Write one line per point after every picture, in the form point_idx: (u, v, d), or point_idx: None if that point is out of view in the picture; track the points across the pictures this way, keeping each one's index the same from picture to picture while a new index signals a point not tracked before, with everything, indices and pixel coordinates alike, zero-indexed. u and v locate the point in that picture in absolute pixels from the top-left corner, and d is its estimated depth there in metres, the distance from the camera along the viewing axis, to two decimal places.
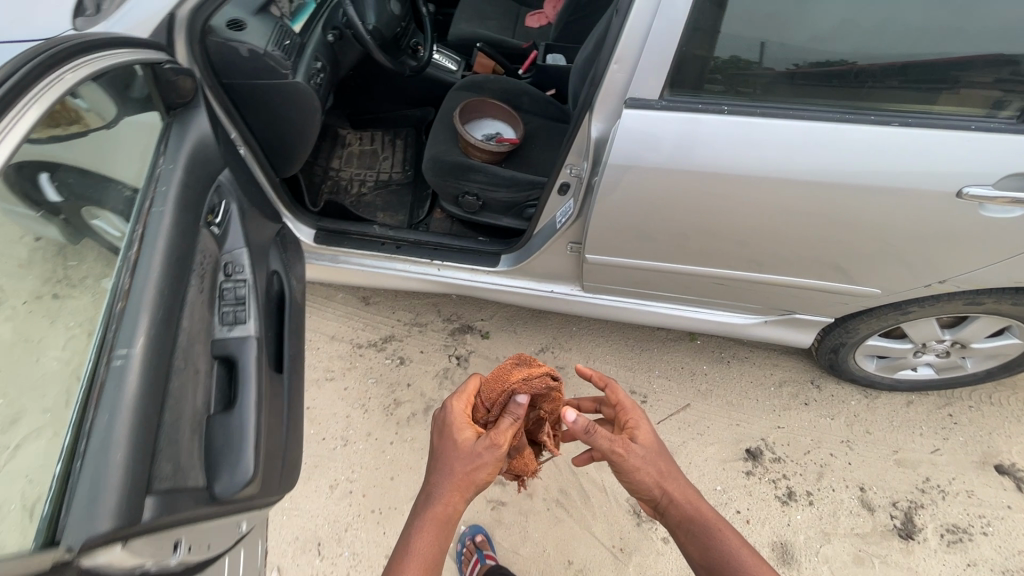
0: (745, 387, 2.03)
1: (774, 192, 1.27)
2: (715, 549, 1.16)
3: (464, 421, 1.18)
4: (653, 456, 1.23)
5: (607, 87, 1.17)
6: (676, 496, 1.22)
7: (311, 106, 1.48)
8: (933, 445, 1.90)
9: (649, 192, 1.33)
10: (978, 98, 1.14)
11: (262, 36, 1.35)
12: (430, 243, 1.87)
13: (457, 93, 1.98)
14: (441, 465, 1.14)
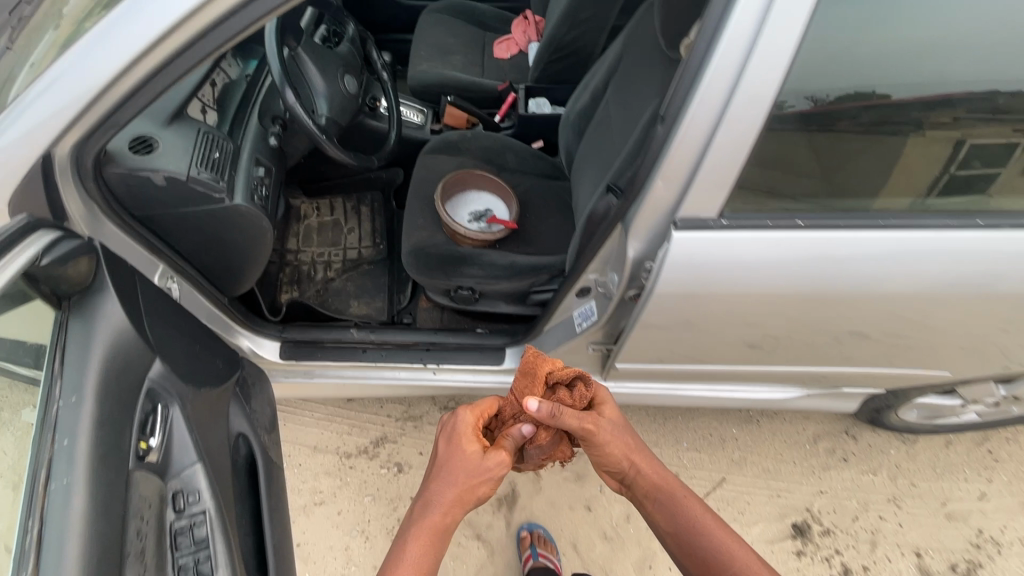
0: (780, 449, 1.87)
1: (847, 300, 1.05)
2: (693, 529, 1.06)
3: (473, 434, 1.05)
4: (622, 430, 1.09)
5: (648, 207, 0.92)
6: (647, 471, 1.11)
7: (261, 225, 1.16)
8: (979, 490, 1.80)
9: (702, 308, 1.07)
10: None
11: (181, 156, 1.03)
12: (420, 343, 1.59)
13: (429, 159, 1.67)
14: (447, 477, 1.02)
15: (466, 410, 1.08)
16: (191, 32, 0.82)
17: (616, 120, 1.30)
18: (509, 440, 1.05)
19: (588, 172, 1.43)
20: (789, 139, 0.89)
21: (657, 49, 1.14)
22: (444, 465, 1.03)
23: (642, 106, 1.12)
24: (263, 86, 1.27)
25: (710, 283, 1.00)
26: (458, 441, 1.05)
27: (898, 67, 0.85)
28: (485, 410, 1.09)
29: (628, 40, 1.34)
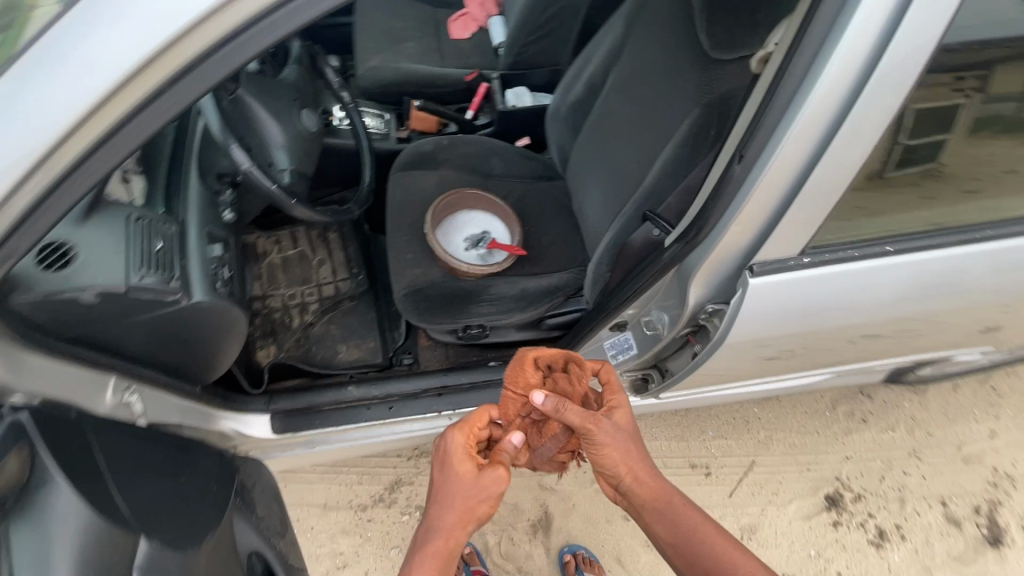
0: (802, 421, 1.85)
1: (904, 315, 0.97)
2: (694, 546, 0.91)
3: (465, 453, 0.88)
4: (622, 437, 0.89)
5: (716, 253, 0.77)
6: (646, 480, 0.91)
7: (232, 317, 0.94)
8: (989, 428, 1.85)
9: (771, 339, 0.93)
10: None
11: (114, 259, 0.79)
12: (430, 388, 1.43)
13: (405, 177, 1.44)
14: (442, 504, 0.86)
15: (455, 427, 0.90)
16: (115, 116, 0.60)
17: (626, 125, 1.13)
18: (506, 451, 0.87)
19: (593, 182, 1.26)
20: (883, 153, 0.74)
21: (681, 42, 0.97)
22: (436, 491, 0.88)
23: (674, 114, 0.96)
24: (198, 134, 1.01)
25: (784, 319, 0.87)
26: (446, 463, 0.89)
27: (994, 53, 0.71)
28: (478, 422, 0.90)
29: (632, 26, 1.15)
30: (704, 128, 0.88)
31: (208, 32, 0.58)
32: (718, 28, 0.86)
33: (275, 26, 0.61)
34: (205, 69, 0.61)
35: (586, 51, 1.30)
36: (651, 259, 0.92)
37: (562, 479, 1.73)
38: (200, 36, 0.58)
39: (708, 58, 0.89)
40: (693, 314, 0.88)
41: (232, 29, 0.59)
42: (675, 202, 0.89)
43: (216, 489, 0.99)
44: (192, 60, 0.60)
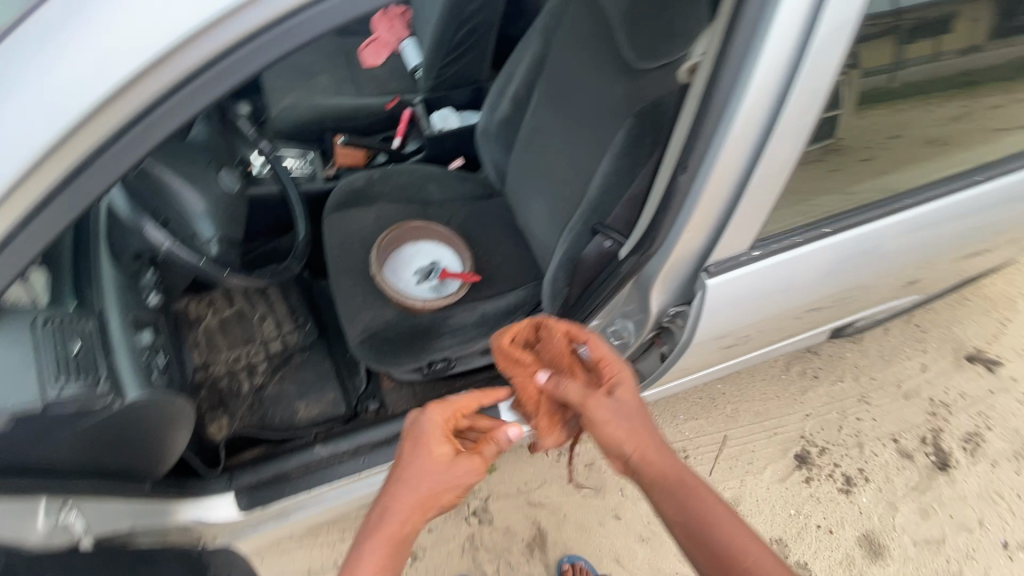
0: (762, 388, 1.95)
1: (831, 286, 1.06)
2: (700, 527, 0.84)
3: (441, 436, 0.85)
4: (626, 413, 0.88)
5: (672, 260, 0.78)
6: (648, 451, 0.88)
7: (176, 410, 0.86)
8: (921, 362, 2.01)
9: (721, 332, 1.00)
10: (1005, 110, 0.99)
11: (25, 374, 0.69)
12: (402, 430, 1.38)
13: (341, 218, 1.37)
14: (406, 482, 0.82)
15: (435, 403, 0.88)
16: (20, 212, 0.59)
17: (558, 140, 1.14)
18: (490, 446, 0.87)
19: (534, 198, 1.26)
20: (813, 144, 0.77)
21: (603, 54, 0.98)
22: (408, 468, 0.83)
23: (607, 126, 0.97)
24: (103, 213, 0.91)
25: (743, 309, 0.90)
26: (420, 442, 0.85)
27: (891, 34, 0.76)
28: (462, 407, 0.89)
29: (548, 42, 1.15)
30: (639, 136, 0.88)
31: (104, 121, 0.56)
32: (638, 39, 0.87)
33: (179, 107, 0.58)
34: (109, 157, 0.59)
35: (508, 68, 1.29)
36: (608, 271, 0.92)
37: (549, 491, 1.73)
38: (97, 125, 0.56)
39: (633, 68, 0.90)
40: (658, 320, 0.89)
41: (131, 116, 0.57)
42: (623, 213, 0.90)
43: None
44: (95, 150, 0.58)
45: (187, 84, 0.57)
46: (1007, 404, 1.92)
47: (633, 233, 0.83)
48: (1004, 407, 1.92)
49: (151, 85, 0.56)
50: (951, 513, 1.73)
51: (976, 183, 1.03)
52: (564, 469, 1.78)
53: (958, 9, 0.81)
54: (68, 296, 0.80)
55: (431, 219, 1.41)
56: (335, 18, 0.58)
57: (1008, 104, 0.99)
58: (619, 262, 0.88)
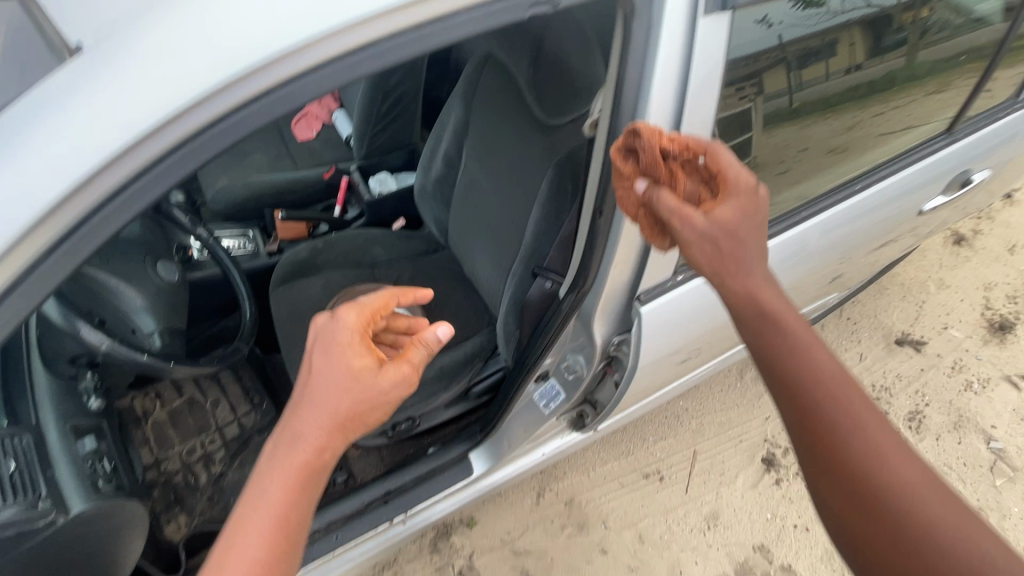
0: (721, 399, 2.02)
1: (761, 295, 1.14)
2: (821, 405, 0.63)
3: (357, 339, 0.67)
4: (723, 228, 0.65)
5: (607, 294, 0.84)
6: (775, 301, 0.66)
7: (129, 515, 0.82)
8: (858, 352, 2.15)
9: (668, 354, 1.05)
10: (879, 121, 1.11)
11: None
12: (374, 498, 1.34)
13: (287, 291, 1.37)
14: (318, 399, 0.64)
15: (351, 306, 0.68)
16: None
17: (491, 192, 1.20)
18: (418, 351, 0.72)
19: (478, 247, 1.31)
20: None
21: (517, 113, 1.07)
22: (318, 374, 0.65)
23: (532, 177, 1.04)
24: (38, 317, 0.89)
25: (679, 328, 0.97)
26: (328, 347, 0.66)
27: (771, 69, 0.86)
28: (379, 306, 0.71)
29: (468, 106, 1.23)
30: (560, 183, 0.96)
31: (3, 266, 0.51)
32: (547, 99, 0.96)
33: (81, 244, 0.52)
34: (11, 304, 0.53)
35: (435, 131, 1.38)
36: (552, 310, 0.97)
37: (533, 536, 1.71)
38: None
39: (547, 124, 0.98)
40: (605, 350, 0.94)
41: (32, 257, 0.52)
42: (557, 254, 0.96)
43: None
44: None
45: (88, 218, 0.51)
46: (937, 380, 2.08)
47: (568, 273, 0.89)
48: (936, 383, 2.07)
49: (51, 224, 0.51)
50: None
51: (862, 189, 1.15)
52: (545, 511, 1.76)
53: (829, 37, 0.90)
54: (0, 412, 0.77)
55: (379, 280, 1.43)
56: (256, 123, 0.51)
57: (882, 115, 1.11)
58: (559, 300, 0.93)
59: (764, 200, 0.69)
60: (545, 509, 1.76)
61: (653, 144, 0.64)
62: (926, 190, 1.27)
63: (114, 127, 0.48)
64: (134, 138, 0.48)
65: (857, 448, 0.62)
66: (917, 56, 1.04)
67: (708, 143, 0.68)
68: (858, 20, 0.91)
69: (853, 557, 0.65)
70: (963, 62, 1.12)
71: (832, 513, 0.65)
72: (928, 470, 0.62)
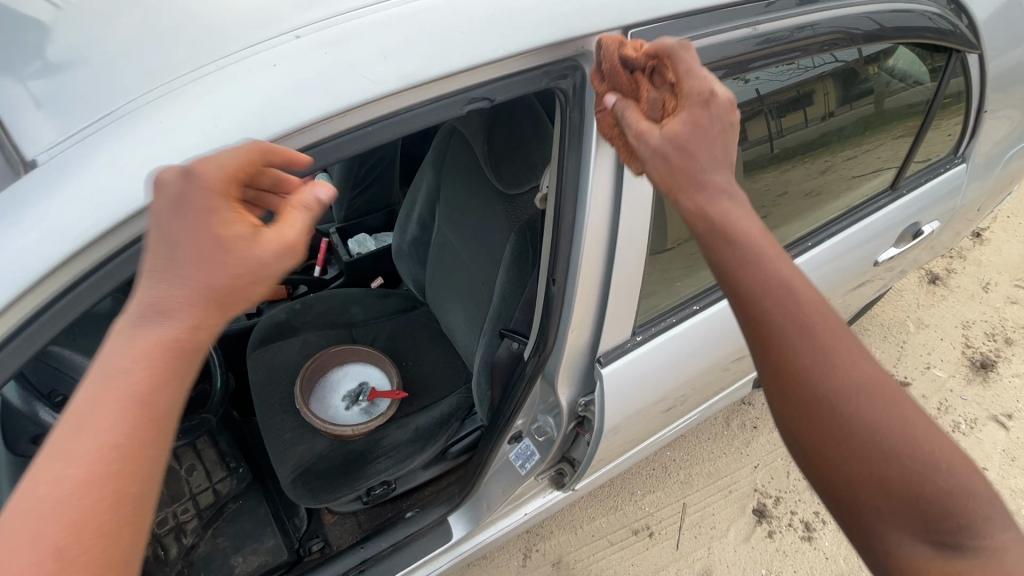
0: (709, 447, 2.00)
1: (736, 350, 1.15)
2: (781, 323, 0.57)
3: (212, 196, 0.47)
4: (678, 130, 0.60)
5: (567, 358, 0.86)
6: (732, 215, 0.59)
7: None
8: None
9: (640, 409, 1.02)
10: (831, 178, 1.17)
11: None
12: (351, 567, 1.31)
13: (264, 354, 1.38)
14: (165, 278, 0.46)
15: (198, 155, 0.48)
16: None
17: (462, 254, 1.24)
18: (298, 214, 0.53)
19: (452, 306, 1.34)
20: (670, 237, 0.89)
21: (482, 181, 1.11)
22: (163, 252, 0.46)
23: (497, 241, 1.08)
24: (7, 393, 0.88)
25: (644, 388, 0.98)
26: (175, 207, 0.46)
27: None
28: (241, 167, 0.49)
29: (438, 173, 1.29)
30: (522, 249, 0.99)
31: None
32: (505, 171, 1.01)
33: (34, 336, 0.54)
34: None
35: (407, 196, 1.44)
36: (518, 372, 0.99)
37: None
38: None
39: (507, 194, 1.03)
40: (571, 412, 0.95)
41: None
42: (522, 317, 0.98)
43: None
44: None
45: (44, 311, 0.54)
46: None
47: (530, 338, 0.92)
48: None
49: (4, 319, 0.52)
50: None
51: (823, 242, 1.19)
52: (531, 573, 1.70)
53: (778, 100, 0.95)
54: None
55: (356, 340, 1.44)
56: None
57: (834, 171, 1.17)
58: (523, 364, 0.95)
59: (729, 102, 0.61)
60: (531, 572, 1.70)
61: (611, 64, 0.63)
62: (882, 240, 1.32)
63: (71, 226, 0.51)
64: (91, 234, 0.51)
65: (827, 385, 0.56)
66: (855, 118, 1.12)
67: (671, 46, 0.63)
68: (814, 80, 0.98)
69: (803, 464, 0.60)
70: (900, 117, 1.21)
71: (784, 425, 0.61)
72: (885, 379, 0.57)
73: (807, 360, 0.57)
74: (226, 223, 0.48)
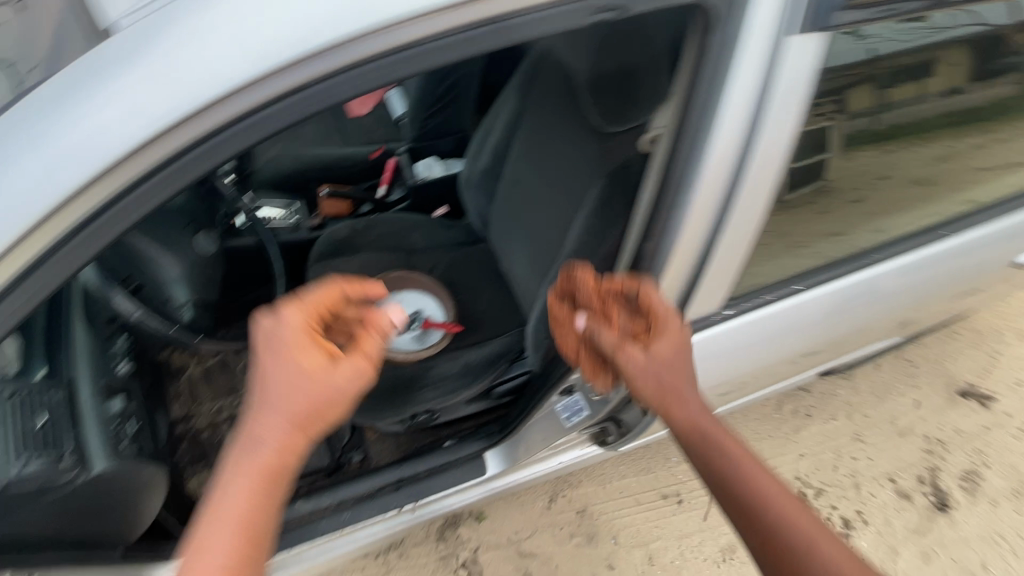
0: (755, 428, 1.92)
1: (810, 340, 1.07)
2: (743, 502, 0.72)
3: (302, 343, 0.64)
4: (654, 359, 0.75)
5: (646, 323, 0.79)
6: (691, 409, 0.76)
7: (149, 477, 0.86)
8: (914, 399, 1.99)
9: (704, 385, 0.96)
10: (979, 156, 1.00)
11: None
12: (388, 483, 1.35)
13: (324, 268, 1.36)
14: (269, 402, 0.62)
15: (290, 307, 0.65)
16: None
17: (536, 193, 1.15)
18: (372, 339, 0.70)
19: (516, 247, 1.27)
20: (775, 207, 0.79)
21: (574, 113, 1.00)
22: (266, 386, 0.63)
23: (581, 184, 0.98)
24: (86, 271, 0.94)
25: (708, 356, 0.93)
26: (273, 352, 0.63)
27: (867, 85, 0.76)
28: (326, 302, 0.69)
29: (521, 101, 1.18)
30: (610, 194, 0.89)
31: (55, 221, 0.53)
32: (606, 105, 0.90)
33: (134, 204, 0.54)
34: (62, 258, 0.55)
35: (485, 122, 1.33)
36: None
37: (541, 539, 1.69)
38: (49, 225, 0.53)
39: (603, 131, 0.92)
40: None
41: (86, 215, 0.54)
42: (598, 270, 0.90)
43: None
44: (48, 253, 0.55)
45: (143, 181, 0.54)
46: (1002, 440, 1.90)
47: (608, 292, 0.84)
48: (999, 444, 1.89)
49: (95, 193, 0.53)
50: (953, 555, 1.69)
51: (947, 235, 1.04)
52: (555, 517, 1.74)
53: (936, 53, 0.79)
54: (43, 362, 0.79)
55: (414, 267, 1.41)
56: (268, 128, 0.54)
57: (984, 147, 0.99)
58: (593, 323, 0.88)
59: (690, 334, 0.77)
60: (555, 515, 1.74)
61: (583, 289, 0.81)
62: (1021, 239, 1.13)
63: (174, 93, 0.50)
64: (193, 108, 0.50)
65: (784, 552, 0.68)
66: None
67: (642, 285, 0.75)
68: (993, 30, 0.81)
69: None
70: None
71: None
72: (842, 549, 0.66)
73: (767, 516, 0.70)
74: (310, 355, 0.63)
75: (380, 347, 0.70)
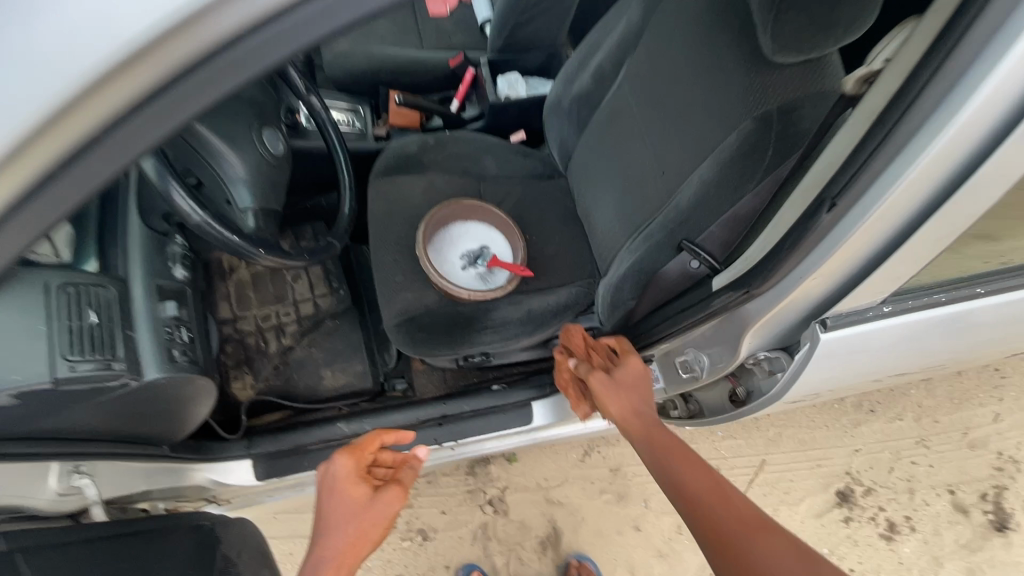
0: (811, 415, 1.80)
1: (958, 350, 0.89)
2: (698, 500, 0.72)
3: (354, 483, 0.78)
4: (627, 387, 0.88)
5: (787, 304, 0.66)
6: (652, 426, 0.84)
7: (201, 386, 0.79)
8: (994, 412, 1.82)
9: (817, 386, 0.82)
10: None
11: (39, 346, 0.62)
12: (431, 417, 1.31)
13: (387, 184, 1.25)
14: (330, 529, 0.74)
15: (344, 451, 0.80)
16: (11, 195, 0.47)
17: (643, 128, 0.97)
18: (406, 472, 0.84)
19: (603, 189, 1.11)
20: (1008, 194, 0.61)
21: (726, 32, 0.80)
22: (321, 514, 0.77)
23: (712, 123, 0.81)
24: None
25: (836, 366, 0.76)
26: (332, 492, 0.77)
27: None
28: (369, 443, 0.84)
29: (649, 13, 0.97)
30: (757, 141, 0.72)
31: (106, 94, 0.43)
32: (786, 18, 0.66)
33: (206, 81, 0.46)
34: (116, 144, 0.46)
35: (596, 30, 1.09)
36: (694, 296, 0.79)
37: (570, 490, 1.67)
38: (99, 96, 0.43)
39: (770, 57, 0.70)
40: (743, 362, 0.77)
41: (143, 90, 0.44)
42: (721, 232, 0.77)
43: (202, 550, 0.92)
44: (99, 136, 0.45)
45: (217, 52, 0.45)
46: None
47: (738, 262, 0.71)
48: None
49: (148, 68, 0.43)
50: None
51: None
52: (587, 471, 1.70)
53: None
54: (93, 256, 0.73)
55: (483, 196, 1.28)
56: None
57: None
58: (708, 296, 0.75)
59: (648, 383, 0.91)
60: (587, 469, 1.70)
61: (572, 340, 0.98)
62: None
63: None
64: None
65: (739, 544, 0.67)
66: None
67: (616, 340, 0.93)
68: None
69: None
70: None
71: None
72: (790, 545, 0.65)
73: (725, 529, 0.69)
74: (357, 489, 0.78)
75: (412, 474, 0.84)
